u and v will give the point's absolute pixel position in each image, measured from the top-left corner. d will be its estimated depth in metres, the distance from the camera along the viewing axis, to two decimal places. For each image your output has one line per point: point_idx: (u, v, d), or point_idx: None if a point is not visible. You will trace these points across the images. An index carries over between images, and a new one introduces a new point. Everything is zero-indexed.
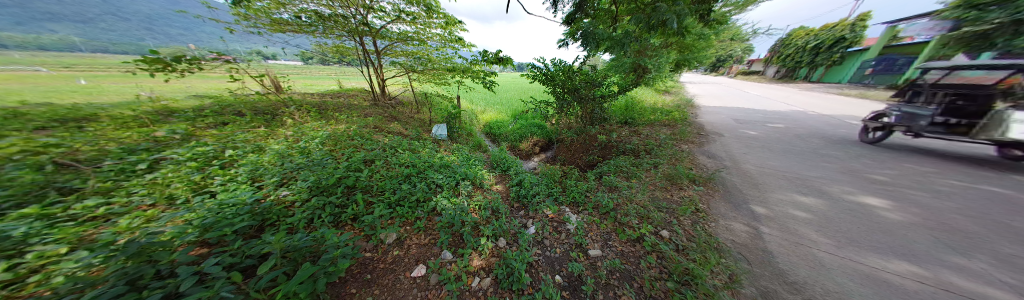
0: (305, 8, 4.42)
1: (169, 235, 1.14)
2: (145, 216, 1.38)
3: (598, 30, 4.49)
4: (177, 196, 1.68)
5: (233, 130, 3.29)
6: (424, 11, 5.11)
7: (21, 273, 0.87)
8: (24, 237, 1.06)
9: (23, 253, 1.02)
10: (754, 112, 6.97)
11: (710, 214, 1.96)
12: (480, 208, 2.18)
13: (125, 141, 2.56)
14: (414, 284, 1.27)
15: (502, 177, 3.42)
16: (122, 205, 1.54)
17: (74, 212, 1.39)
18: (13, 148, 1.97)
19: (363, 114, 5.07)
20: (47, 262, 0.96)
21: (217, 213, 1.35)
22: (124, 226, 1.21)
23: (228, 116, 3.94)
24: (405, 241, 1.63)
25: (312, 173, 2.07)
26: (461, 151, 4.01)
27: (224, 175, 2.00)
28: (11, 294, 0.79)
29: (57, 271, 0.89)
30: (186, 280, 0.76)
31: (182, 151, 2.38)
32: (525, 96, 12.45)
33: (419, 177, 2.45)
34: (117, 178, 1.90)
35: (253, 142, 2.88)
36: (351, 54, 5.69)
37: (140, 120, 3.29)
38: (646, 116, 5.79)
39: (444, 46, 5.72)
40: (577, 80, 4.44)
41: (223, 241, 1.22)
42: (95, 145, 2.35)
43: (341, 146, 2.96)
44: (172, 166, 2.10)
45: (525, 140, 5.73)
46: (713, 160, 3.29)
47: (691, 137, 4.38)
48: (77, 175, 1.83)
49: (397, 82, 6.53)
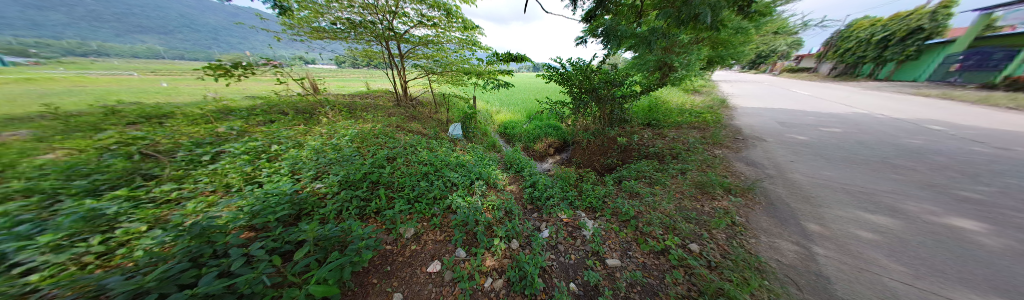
0: (340, 16, 4.82)
1: (224, 220, 1.30)
2: (207, 201, 1.60)
3: (622, 27, 4.39)
4: (232, 185, 1.92)
5: (278, 127, 3.70)
6: (444, 16, 5.34)
7: (111, 246, 1.10)
8: (115, 216, 1.33)
9: (113, 229, 1.26)
10: (803, 114, 6.15)
11: (750, 228, 1.76)
12: (493, 208, 2.20)
13: (194, 135, 2.99)
14: (429, 279, 1.32)
15: (516, 177, 3.42)
16: (190, 191, 1.80)
17: (153, 195, 1.67)
18: (110, 140, 2.55)
19: (386, 113, 5.40)
20: (130, 237, 1.19)
21: (262, 201, 1.52)
22: (191, 210, 1.42)
23: (274, 114, 4.44)
24: (423, 236, 1.69)
25: (341, 168, 2.24)
26: (475, 151, 4.08)
27: (269, 168, 2.25)
28: (105, 262, 1.01)
29: (137, 246, 1.12)
30: (236, 262, 0.86)
31: (238, 145, 2.71)
32: (540, 96, 12.34)
33: (436, 175, 2.53)
34: (188, 167, 2.23)
35: (294, 138, 3.20)
36: (377, 58, 6.06)
37: (205, 118, 3.83)
38: (671, 118, 5.41)
39: (462, 48, 5.91)
40: (596, 80, 4.28)
41: (267, 227, 1.37)
42: (171, 138, 2.78)
43: (367, 143, 3.18)
44: (229, 158, 2.40)
45: (539, 141, 5.69)
46: (751, 168, 2.96)
47: (725, 142, 4.00)
48: (157, 164, 2.18)
49: (417, 83, 6.85)
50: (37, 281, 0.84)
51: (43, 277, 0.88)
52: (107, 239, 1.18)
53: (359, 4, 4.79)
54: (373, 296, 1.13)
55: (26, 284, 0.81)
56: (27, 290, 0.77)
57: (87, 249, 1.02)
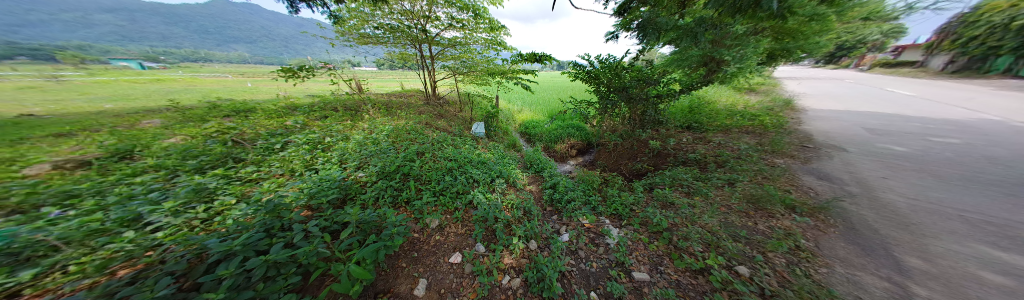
0: (381, 22, 5.31)
1: (290, 199, 1.56)
2: (278, 182, 1.93)
3: (662, 19, 4.04)
4: (296, 169, 2.28)
5: (330, 122, 4.27)
6: (473, 17, 5.55)
7: (212, 214, 1.46)
8: (214, 189, 1.75)
9: (212, 200, 1.66)
10: (903, 119, 4.88)
11: (820, 256, 1.43)
12: (512, 207, 2.21)
13: (269, 127, 3.62)
14: (450, 269, 1.40)
15: (535, 177, 3.41)
16: (265, 173, 2.18)
17: (240, 175, 2.08)
18: (212, 129, 3.25)
19: (417, 111, 5.82)
20: (224, 207, 1.55)
21: (318, 185, 1.77)
22: (267, 189, 1.74)
23: (326, 111, 5.13)
24: (446, 228, 1.77)
25: (379, 160, 2.48)
26: (497, 149, 4.15)
27: (323, 157, 2.60)
28: (207, 225, 1.35)
29: (227, 216, 1.44)
30: (296, 236, 1.03)
31: (300, 137, 3.19)
32: (565, 95, 11.98)
33: (459, 171, 2.64)
34: (265, 153, 2.71)
35: (342, 132, 3.65)
36: (412, 59, 6.31)
37: (277, 112, 4.59)
38: (716, 121, 4.78)
39: (487, 49, 6.07)
40: (626, 78, 4.00)
41: (320, 208, 1.60)
42: (253, 129, 3.40)
43: (401, 138, 3.47)
44: (294, 147, 2.85)
45: (561, 142, 5.55)
46: (825, 183, 2.46)
47: (788, 149, 3.38)
48: (243, 150, 2.70)
49: (445, 83, 7.22)
50: (165, 238, 1.18)
51: (168, 233, 1.23)
52: (208, 208, 1.54)
53: (398, 11, 5.24)
54: (401, 279, 1.25)
55: (159, 240, 1.14)
56: (155, 244, 1.12)
57: (194, 216, 1.37)
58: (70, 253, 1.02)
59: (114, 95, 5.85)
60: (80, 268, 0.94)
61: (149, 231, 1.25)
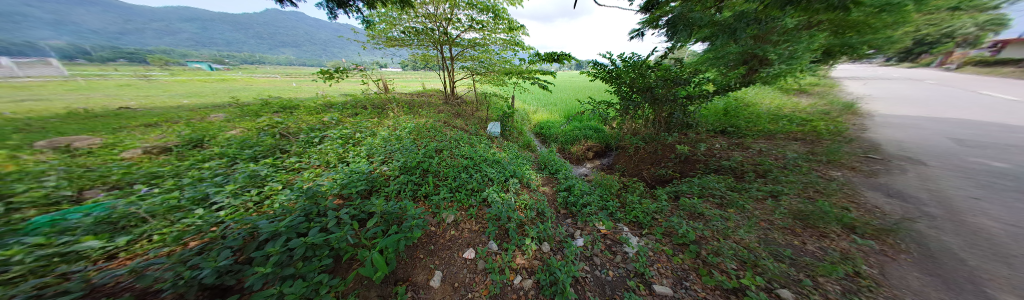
0: (406, 25, 5.63)
1: (325, 188, 1.72)
2: (315, 172, 2.14)
3: (695, 14, 3.73)
4: (330, 161, 2.50)
5: (359, 119, 4.62)
6: (492, 18, 5.64)
7: (262, 197, 1.67)
8: (265, 176, 2.00)
9: (263, 185, 1.89)
10: (1010, 128, 3.97)
11: (887, 285, 1.20)
12: (525, 208, 2.21)
13: (309, 122, 4.03)
14: (464, 264, 1.44)
15: (549, 179, 3.37)
16: (305, 163, 2.44)
17: (285, 164, 2.35)
18: (264, 123, 3.71)
19: (436, 110, 6.07)
20: (271, 192, 1.76)
21: (348, 177, 1.93)
22: (307, 178, 1.94)
23: (357, 109, 5.57)
24: (460, 224, 1.81)
25: (402, 156, 2.63)
26: (511, 149, 4.18)
27: (353, 151, 2.83)
28: (259, 207, 1.55)
29: (273, 200, 1.63)
30: (328, 223, 1.14)
31: (334, 132, 3.51)
32: (582, 95, 11.65)
33: (475, 169, 2.70)
34: (305, 145, 3.02)
35: (369, 128, 3.94)
36: (434, 61, 6.56)
37: (315, 109, 5.10)
38: (756, 125, 4.29)
39: (505, 49, 6.14)
40: (652, 78, 3.76)
41: (349, 198, 1.74)
42: (296, 124, 3.82)
43: (421, 135, 3.65)
44: (329, 141, 3.14)
45: (577, 144, 5.41)
46: (895, 200, 2.08)
47: (847, 160, 2.92)
48: (288, 142, 3.04)
49: (463, 83, 7.43)
50: (226, 216, 1.37)
51: (229, 213, 1.43)
52: (260, 192, 1.76)
53: (422, 14, 5.50)
54: (418, 270, 1.33)
55: (221, 218, 1.34)
56: (219, 220, 1.32)
57: (249, 198, 1.59)
58: (155, 225, 1.29)
59: (190, 92, 6.92)
60: (160, 238, 1.20)
61: (214, 210, 1.46)
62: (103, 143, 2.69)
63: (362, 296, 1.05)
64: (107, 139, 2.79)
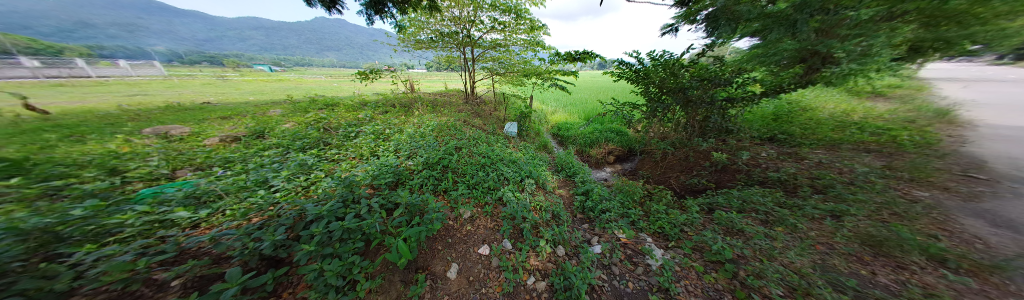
0: (433, 29, 5.92)
1: (359, 178, 1.89)
2: (351, 163, 2.36)
3: (744, 5, 3.31)
4: (363, 154, 2.75)
5: (388, 116, 5.00)
6: (514, 19, 5.68)
7: (308, 182, 1.89)
8: (310, 165, 2.26)
9: (309, 172, 2.15)
10: None
11: None
12: (541, 209, 2.19)
13: (346, 118, 4.47)
14: (479, 260, 1.48)
15: (566, 182, 3.31)
16: (342, 155, 2.71)
17: (326, 156, 2.64)
18: (310, 118, 4.20)
19: (457, 110, 6.29)
20: (315, 178, 1.99)
21: (378, 169, 2.10)
22: (344, 168, 2.15)
23: (386, 107, 6.02)
24: (476, 220, 1.85)
25: (425, 152, 2.78)
26: (528, 150, 4.17)
27: (383, 145, 3.07)
28: (305, 191, 1.76)
29: (316, 186, 1.85)
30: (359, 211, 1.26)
31: (367, 128, 3.84)
32: (605, 96, 11.14)
33: (492, 168, 2.74)
34: (343, 139, 3.36)
35: (397, 125, 4.24)
36: (456, 62, 6.79)
37: (351, 107, 5.64)
38: (814, 133, 3.70)
39: (526, 50, 6.17)
40: (685, 79, 3.44)
41: (378, 188, 1.89)
42: (335, 120, 4.25)
43: (443, 133, 3.82)
44: (362, 136, 3.45)
45: (597, 147, 5.20)
46: (1014, 233, 1.64)
47: (942, 178, 2.38)
48: (329, 135, 3.40)
49: (483, 83, 7.59)
50: (281, 198, 1.59)
51: (283, 194, 1.66)
52: (306, 178, 2.01)
53: (448, 18, 5.75)
54: (438, 260, 1.41)
55: (277, 199, 1.56)
56: (275, 201, 1.54)
57: (298, 184, 1.82)
58: (228, 201, 1.55)
59: (255, 90, 8.11)
60: (231, 213, 1.44)
61: (272, 192, 1.71)
62: (192, 132, 3.28)
63: (388, 280, 1.16)
64: (195, 129, 3.39)
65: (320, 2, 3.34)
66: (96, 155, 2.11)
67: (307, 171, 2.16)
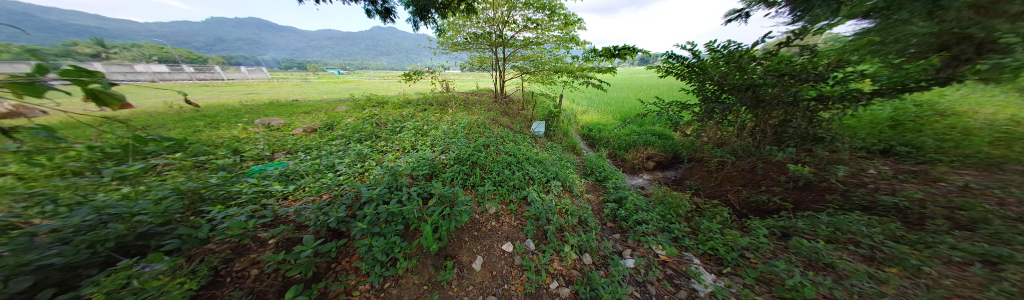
0: (468, 31, 6.21)
1: (401, 168, 2.12)
2: (395, 155, 2.66)
3: None
4: (405, 147, 3.06)
5: (425, 113, 5.47)
6: (548, 16, 5.59)
7: (362, 169, 2.20)
8: (364, 154, 2.63)
9: (362, 160, 2.50)
10: None
11: None
12: (566, 213, 2.11)
13: (392, 115, 5.07)
14: (503, 256, 1.50)
15: (595, 187, 3.12)
16: (388, 147, 3.06)
17: (376, 147, 3.03)
18: (364, 115, 4.89)
19: (486, 108, 6.48)
20: (367, 166, 2.30)
21: (416, 162, 2.31)
22: (389, 159, 2.43)
23: (424, 105, 6.59)
24: (501, 216, 1.85)
25: (457, 148, 2.94)
26: (555, 150, 4.08)
27: (420, 140, 3.36)
28: (359, 176, 2.06)
29: (367, 172, 2.14)
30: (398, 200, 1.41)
31: (408, 124, 4.27)
32: (646, 95, 10.08)
33: (518, 166, 2.75)
34: (389, 133, 3.80)
35: (433, 122, 4.61)
36: (488, 62, 7.01)
37: (397, 105, 6.36)
38: (962, 146, 2.52)
39: (558, 47, 6.06)
40: (757, 74, 2.85)
41: (416, 178, 2.08)
42: (384, 116, 4.86)
43: (473, 130, 4.01)
44: (404, 131, 3.85)
45: (633, 151, 4.75)
46: None
47: None
48: (378, 130, 3.90)
49: (513, 83, 7.66)
50: (342, 180, 1.90)
51: (344, 178, 1.98)
52: (360, 165, 2.34)
53: (483, 19, 5.96)
54: (464, 250, 1.47)
55: (339, 181, 1.87)
56: (337, 183, 1.85)
57: (353, 170, 2.14)
58: (307, 179, 1.93)
59: (327, 90, 9.82)
60: (307, 189, 1.80)
61: (336, 175, 2.06)
62: (285, 123, 4.15)
63: (422, 262, 1.29)
64: (286, 121, 4.29)
65: (378, 13, 3.84)
66: (228, 140, 2.86)
67: (361, 159, 2.51)
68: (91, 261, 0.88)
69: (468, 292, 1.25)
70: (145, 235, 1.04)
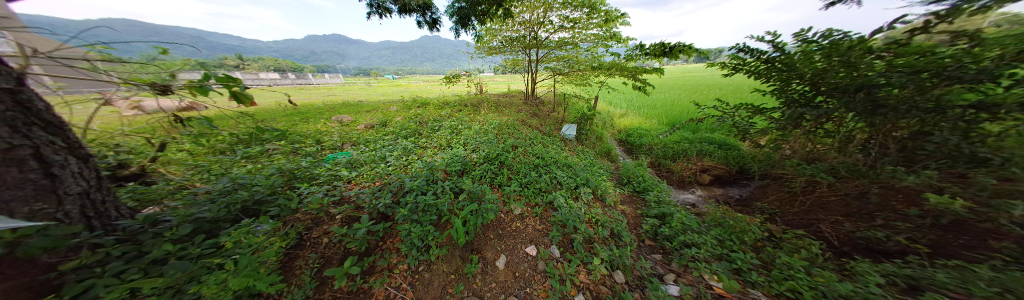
0: (503, 34, 6.34)
1: (438, 164, 2.30)
2: (432, 151, 2.91)
3: None
4: (442, 144, 3.33)
5: (459, 114, 5.85)
6: (586, 14, 5.36)
7: (405, 162, 2.47)
8: (407, 149, 2.95)
9: (406, 154, 2.81)
10: None
11: None
12: (596, 223, 1.97)
13: (432, 114, 5.58)
14: (527, 259, 1.49)
15: (632, 198, 2.83)
16: (427, 144, 3.37)
17: (417, 144, 3.37)
18: (410, 114, 5.51)
19: (516, 110, 6.53)
20: (409, 159, 2.57)
21: (450, 159, 2.48)
22: (428, 154, 2.67)
23: (459, 106, 7.04)
24: (526, 218, 1.83)
25: (487, 147, 3.05)
26: (586, 155, 3.87)
27: (454, 138, 3.60)
28: (402, 168, 2.32)
29: (409, 165, 2.39)
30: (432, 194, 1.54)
31: (445, 123, 4.62)
32: (702, 96, 8.69)
33: (546, 169, 2.69)
34: (428, 131, 4.18)
35: (466, 122, 4.90)
36: (521, 64, 7.10)
37: (436, 105, 6.97)
38: None
39: (596, 46, 5.78)
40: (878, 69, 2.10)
41: (450, 173, 2.22)
42: (425, 116, 5.39)
43: (502, 131, 4.11)
44: (441, 130, 4.19)
45: (682, 161, 4.16)
46: None
47: None
48: (420, 127, 4.34)
49: (545, 84, 7.56)
50: (391, 171, 2.17)
51: (392, 169, 2.26)
52: (404, 159, 2.62)
53: (519, 23, 6.01)
54: (489, 247, 1.51)
55: (388, 172, 2.14)
56: (386, 174, 2.11)
57: (398, 163, 2.41)
58: (364, 168, 2.27)
59: (382, 93, 11.41)
60: (364, 176, 2.11)
61: (385, 166, 2.36)
62: (352, 120, 4.99)
63: (451, 253, 1.37)
64: (352, 118, 5.16)
65: (427, 24, 4.29)
66: (313, 132, 3.60)
67: (405, 153, 2.82)
68: (226, 218, 1.25)
69: (491, 288, 1.27)
70: (259, 201, 1.42)
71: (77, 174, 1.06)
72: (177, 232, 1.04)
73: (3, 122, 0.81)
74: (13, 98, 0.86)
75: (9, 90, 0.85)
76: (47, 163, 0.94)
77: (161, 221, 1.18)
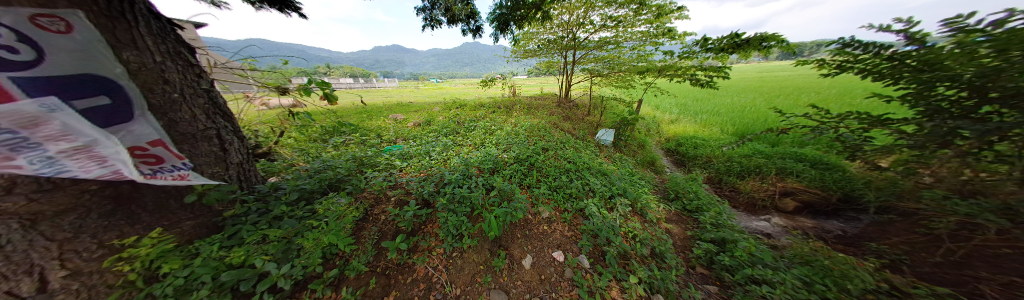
0: (540, 37, 6.38)
1: (474, 161, 2.48)
2: (468, 149, 3.14)
3: None
4: (477, 143, 3.56)
5: (493, 115, 6.13)
6: (633, 11, 4.99)
7: (445, 157, 2.74)
8: (448, 146, 3.26)
9: (446, 150, 3.11)
10: None
11: None
12: (632, 238, 1.84)
13: (470, 115, 6.02)
14: (554, 264, 1.50)
15: (677, 216, 2.51)
16: (464, 142, 3.65)
17: (456, 141, 3.69)
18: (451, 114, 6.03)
19: (549, 113, 6.47)
20: (448, 155, 2.84)
21: (484, 158, 2.64)
22: (466, 152, 2.90)
23: (493, 108, 7.37)
24: (554, 222, 1.84)
25: (518, 148, 3.14)
26: (624, 163, 3.59)
27: (488, 138, 3.80)
28: (443, 163, 2.58)
29: (448, 161, 2.64)
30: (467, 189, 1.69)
31: (481, 123, 4.91)
32: (786, 101, 7.03)
33: (578, 175, 2.61)
34: (466, 130, 4.52)
35: (500, 123, 5.12)
36: (556, 66, 7.01)
37: (473, 107, 7.43)
38: None
39: (643, 44, 5.30)
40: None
41: (484, 171, 2.37)
42: (463, 116, 5.84)
43: (534, 133, 4.15)
44: (477, 129, 4.47)
45: (753, 180, 3.47)
46: None
47: None
48: (459, 127, 4.72)
49: (581, 86, 7.28)
50: (434, 165, 2.45)
51: (435, 163, 2.54)
52: (445, 155, 2.91)
53: (557, 25, 5.94)
54: (516, 245, 1.57)
55: (431, 166, 2.42)
56: (429, 167, 2.39)
57: (440, 158, 2.70)
58: (413, 160, 2.61)
59: (428, 94, 12.75)
60: (411, 167, 2.43)
61: (429, 159, 2.67)
62: (404, 118, 5.77)
63: (481, 245, 1.49)
64: (404, 117, 5.96)
65: (471, 32, 4.65)
66: (375, 128, 4.31)
67: (445, 149, 3.12)
68: (316, 190, 1.64)
69: (518, 286, 1.34)
70: (337, 181, 1.81)
71: (238, 149, 1.56)
72: (290, 198, 1.43)
73: (202, 111, 1.30)
74: (207, 96, 1.36)
75: (206, 91, 1.35)
76: (222, 140, 1.42)
77: (279, 188, 1.64)
